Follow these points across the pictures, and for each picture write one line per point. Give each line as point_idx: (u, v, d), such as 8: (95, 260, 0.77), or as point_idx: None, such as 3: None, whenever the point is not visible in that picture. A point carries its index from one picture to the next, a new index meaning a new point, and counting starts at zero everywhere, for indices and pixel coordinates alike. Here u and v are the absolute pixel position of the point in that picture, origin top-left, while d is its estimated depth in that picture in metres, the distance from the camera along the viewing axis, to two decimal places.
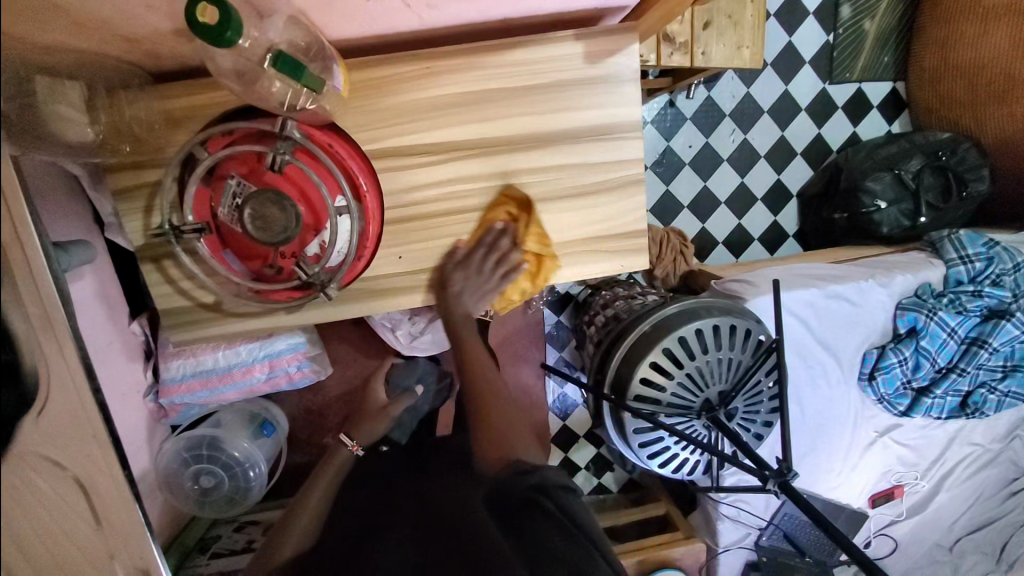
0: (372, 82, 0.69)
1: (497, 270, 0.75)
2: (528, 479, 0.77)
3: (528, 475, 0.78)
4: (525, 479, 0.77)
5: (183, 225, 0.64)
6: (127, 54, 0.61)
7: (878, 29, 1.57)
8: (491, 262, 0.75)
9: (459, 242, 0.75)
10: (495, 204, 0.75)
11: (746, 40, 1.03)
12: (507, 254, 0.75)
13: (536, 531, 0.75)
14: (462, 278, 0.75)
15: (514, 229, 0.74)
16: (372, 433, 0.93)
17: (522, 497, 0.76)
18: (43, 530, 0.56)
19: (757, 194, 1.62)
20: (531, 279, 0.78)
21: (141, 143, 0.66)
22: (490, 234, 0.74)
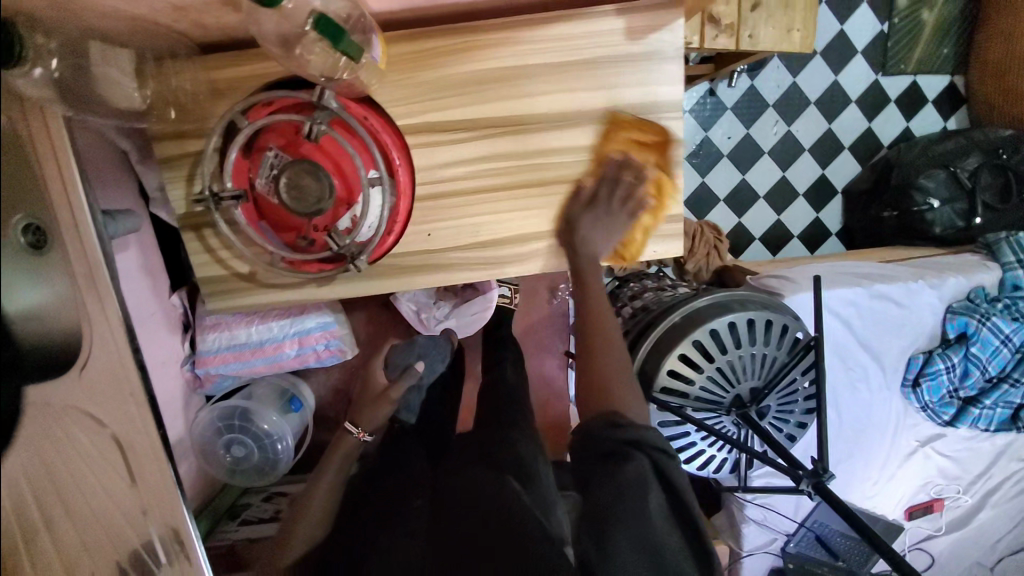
0: (410, 56, 0.68)
1: (622, 201, 0.75)
2: (620, 433, 0.66)
3: (621, 429, 0.66)
4: (615, 433, 0.66)
5: (222, 192, 0.65)
6: (176, 24, 0.63)
7: (937, 19, 1.47)
8: (617, 199, 0.74)
9: (580, 181, 0.74)
10: (611, 135, 0.73)
11: (797, 23, 0.98)
12: (633, 188, 0.75)
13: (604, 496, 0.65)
14: (591, 219, 0.74)
15: (636, 160, 0.74)
16: (374, 419, 0.91)
17: (606, 449, 0.66)
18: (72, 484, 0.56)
19: (798, 190, 1.55)
20: (655, 214, 0.77)
21: (188, 112, 0.68)
22: (609, 167, 0.74)
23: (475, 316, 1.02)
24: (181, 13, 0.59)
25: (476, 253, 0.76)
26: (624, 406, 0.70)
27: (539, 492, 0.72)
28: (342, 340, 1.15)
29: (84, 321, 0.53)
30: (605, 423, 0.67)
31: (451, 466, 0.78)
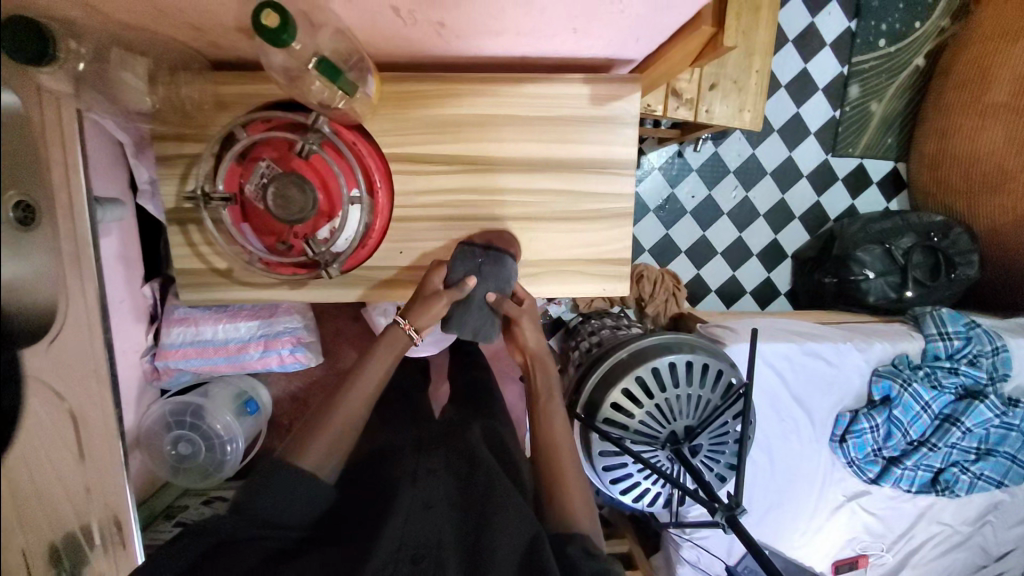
0: (401, 95, 0.77)
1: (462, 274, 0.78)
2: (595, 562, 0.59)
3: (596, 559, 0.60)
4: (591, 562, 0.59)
5: (213, 193, 0.71)
6: (193, 40, 0.69)
7: (884, 112, 1.64)
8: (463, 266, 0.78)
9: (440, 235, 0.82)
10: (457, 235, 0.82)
11: (748, 105, 1.11)
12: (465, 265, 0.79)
13: None
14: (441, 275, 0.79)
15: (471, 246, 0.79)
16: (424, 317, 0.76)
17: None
18: None
19: (752, 250, 1.68)
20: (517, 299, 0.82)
21: (189, 119, 0.75)
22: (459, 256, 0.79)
23: (439, 338, 1.14)
24: (198, 33, 0.67)
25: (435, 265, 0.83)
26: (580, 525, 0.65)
27: (513, 535, 0.59)
28: (308, 348, 1.19)
29: (66, 304, 0.64)
30: (581, 551, 0.60)
31: (452, 456, 0.73)
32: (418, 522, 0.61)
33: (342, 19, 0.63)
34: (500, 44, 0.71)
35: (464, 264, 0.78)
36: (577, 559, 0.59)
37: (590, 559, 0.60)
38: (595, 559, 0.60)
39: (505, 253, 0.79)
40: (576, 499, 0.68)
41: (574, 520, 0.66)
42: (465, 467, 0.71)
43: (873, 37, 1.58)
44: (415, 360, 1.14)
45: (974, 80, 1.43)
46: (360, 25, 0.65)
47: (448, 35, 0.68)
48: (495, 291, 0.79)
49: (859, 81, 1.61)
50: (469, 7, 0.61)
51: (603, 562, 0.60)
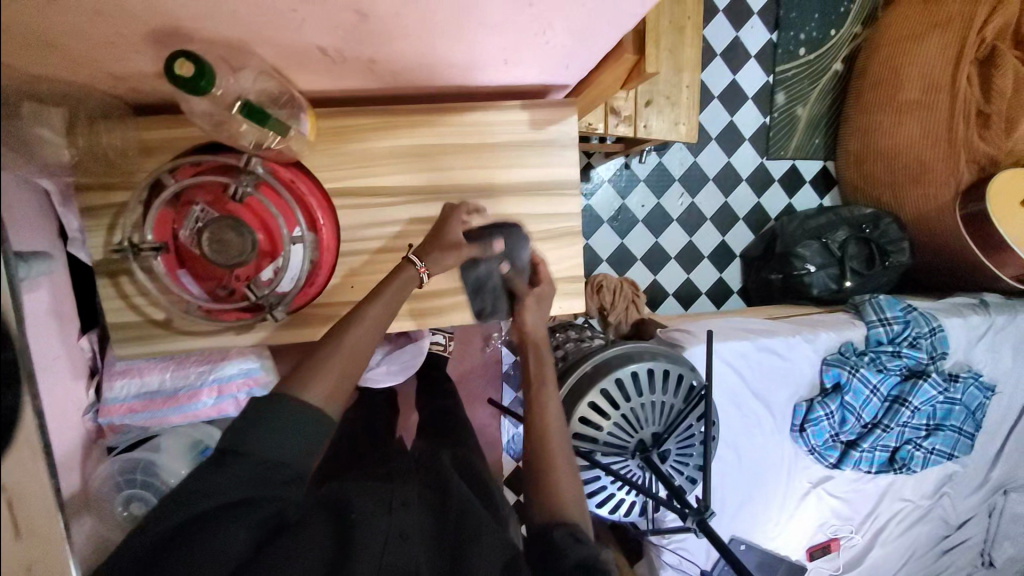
0: (338, 130, 0.76)
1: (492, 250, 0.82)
2: (582, 550, 0.61)
3: (582, 545, 0.61)
4: (578, 549, 0.60)
5: (142, 243, 0.69)
6: (112, 88, 0.67)
7: (809, 115, 1.74)
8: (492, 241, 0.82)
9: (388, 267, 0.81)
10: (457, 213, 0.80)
11: (683, 118, 1.16)
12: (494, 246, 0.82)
13: None
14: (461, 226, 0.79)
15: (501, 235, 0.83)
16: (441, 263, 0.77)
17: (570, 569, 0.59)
18: None
19: (704, 252, 1.73)
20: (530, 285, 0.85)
21: (113, 167, 0.73)
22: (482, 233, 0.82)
23: (406, 363, 1.11)
24: (117, 81, 0.65)
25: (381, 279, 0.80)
26: (571, 511, 0.66)
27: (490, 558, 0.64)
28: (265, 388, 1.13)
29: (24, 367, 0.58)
30: (568, 536, 0.62)
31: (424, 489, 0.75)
32: (395, 554, 0.61)
33: (267, 60, 0.62)
34: (434, 77, 0.72)
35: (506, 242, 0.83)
36: (563, 546, 0.61)
37: (577, 545, 0.61)
38: (582, 545, 0.62)
39: (514, 228, 0.83)
40: (567, 489, 0.68)
41: (562, 506, 0.66)
42: (449, 489, 0.75)
43: (794, 47, 1.69)
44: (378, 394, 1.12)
45: (889, 79, 1.54)
46: (287, 65, 0.64)
47: (379, 71, 0.68)
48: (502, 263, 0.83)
49: (784, 89, 1.70)
50: (397, 44, 0.61)
51: (589, 545, 0.62)
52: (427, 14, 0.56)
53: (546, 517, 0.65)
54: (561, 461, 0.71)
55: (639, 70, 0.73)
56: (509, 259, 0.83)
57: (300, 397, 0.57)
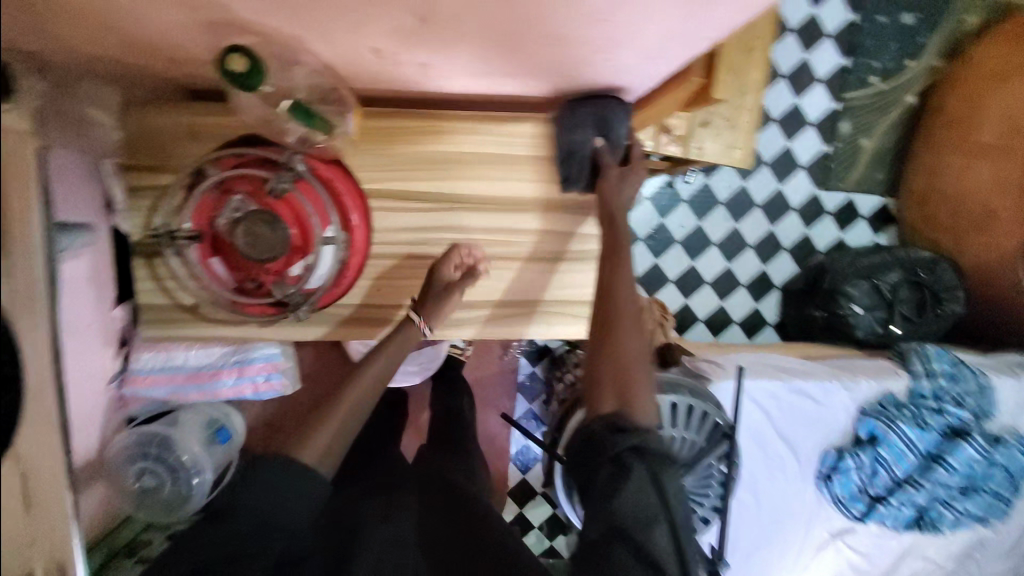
0: (383, 130, 0.74)
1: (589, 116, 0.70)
2: (626, 440, 0.59)
3: (627, 434, 0.59)
4: (622, 439, 0.59)
5: (178, 231, 0.69)
6: (165, 71, 0.67)
7: (875, 147, 1.65)
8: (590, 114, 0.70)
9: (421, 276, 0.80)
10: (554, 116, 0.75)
11: (739, 142, 1.11)
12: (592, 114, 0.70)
13: (614, 501, 0.57)
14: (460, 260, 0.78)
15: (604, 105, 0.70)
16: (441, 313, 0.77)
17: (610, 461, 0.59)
18: None
19: (741, 280, 1.66)
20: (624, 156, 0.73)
21: (160, 150, 0.72)
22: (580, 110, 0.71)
23: (424, 364, 1.12)
24: (170, 65, 0.65)
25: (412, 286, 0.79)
26: (624, 395, 0.62)
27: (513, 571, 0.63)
28: (284, 376, 1.13)
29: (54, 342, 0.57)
30: (609, 426, 0.60)
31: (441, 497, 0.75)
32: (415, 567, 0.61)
33: (321, 59, 0.60)
34: (487, 83, 0.69)
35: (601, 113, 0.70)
36: (607, 438, 0.59)
37: (623, 436, 0.59)
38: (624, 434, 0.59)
39: (610, 100, 0.70)
40: (625, 360, 0.64)
41: (617, 387, 0.62)
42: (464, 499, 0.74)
43: (865, 75, 1.61)
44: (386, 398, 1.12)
45: (967, 118, 1.45)
46: (339, 63, 0.63)
47: (432, 74, 0.66)
48: (597, 135, 0.71)
49: (850, 117, 1.63)
50: (453, 50, 0.59)
51: (634, 434, 0.59)
52: (491, 26, 0.53)
53: (614, 405, 0.61)
54: (637, 366, 0.64)
55: (704, 94, 0.73)
56: (606, 134, 0.71)
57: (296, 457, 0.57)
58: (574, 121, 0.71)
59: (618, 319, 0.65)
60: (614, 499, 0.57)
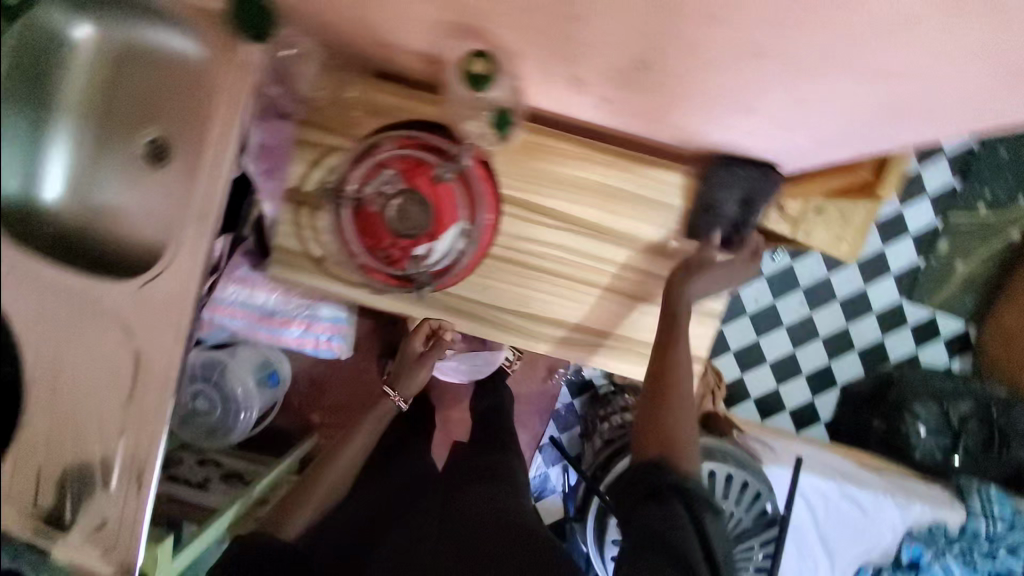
0: (534, 144, 0.77)
1: (743, 171, 0.72)
2: (663, 477, 0.68)
3: (664, 473, 0.68)
4: (658, 476, 0.68)
5: (344, 191, 0.76)
6: (369, 50, 0.73)
7: (970, 273, 1.47)
8: (744, 170, 0.72)
9: (533, 290, 0.82)
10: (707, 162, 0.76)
11: (848, 237, 1.03)
12: (746, 170, 0.72)
13: (649, 527, 0.65)
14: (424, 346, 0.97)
15: (759, 167, 0.72)
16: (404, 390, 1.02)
17: (648, 492, 0.68)
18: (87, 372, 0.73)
19: (802, 370, 1.55)
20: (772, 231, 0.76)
21: (338, 116, 0.79)
22: (733, 164, 0.72)
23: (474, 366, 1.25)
24: (378, 48, 0.71)
25: (525, 292, 0.82)
26: (671, 446, 0.71)
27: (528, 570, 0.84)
28: (343, 339, 1.19)
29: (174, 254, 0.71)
30: (650, 466, 0.69)
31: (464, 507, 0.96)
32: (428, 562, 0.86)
33: (519, 73, 0.65)
34: (649, 129, 0.73)
35: (750, 172, 0.72)
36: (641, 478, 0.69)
37: (661, 473, 0.68)
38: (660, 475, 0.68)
39: (767, 168, 0.72)
40: (670, 421, 0.73)
41: (667, 432, 0.72)
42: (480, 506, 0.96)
43: (974, 201, 1.44)
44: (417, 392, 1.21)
45: None
46: (528, 80, 0.67)
47: (603, 111, 0.70)
48: (742, 198, 0.74)
49: (951, 237, 1.46)
50: (637, 99, 0.62)
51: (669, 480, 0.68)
52: (696, 89, 0.56)
53: (659, 450, 0.71)
54: (685, 429, 0.72)
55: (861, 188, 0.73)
56: (752, 196, 0.74)
57: (279, 532, 0.90)
58: (724, 178, 0.73)
59: (674, 378, 0.74)
60: (649, 526, 0.65)
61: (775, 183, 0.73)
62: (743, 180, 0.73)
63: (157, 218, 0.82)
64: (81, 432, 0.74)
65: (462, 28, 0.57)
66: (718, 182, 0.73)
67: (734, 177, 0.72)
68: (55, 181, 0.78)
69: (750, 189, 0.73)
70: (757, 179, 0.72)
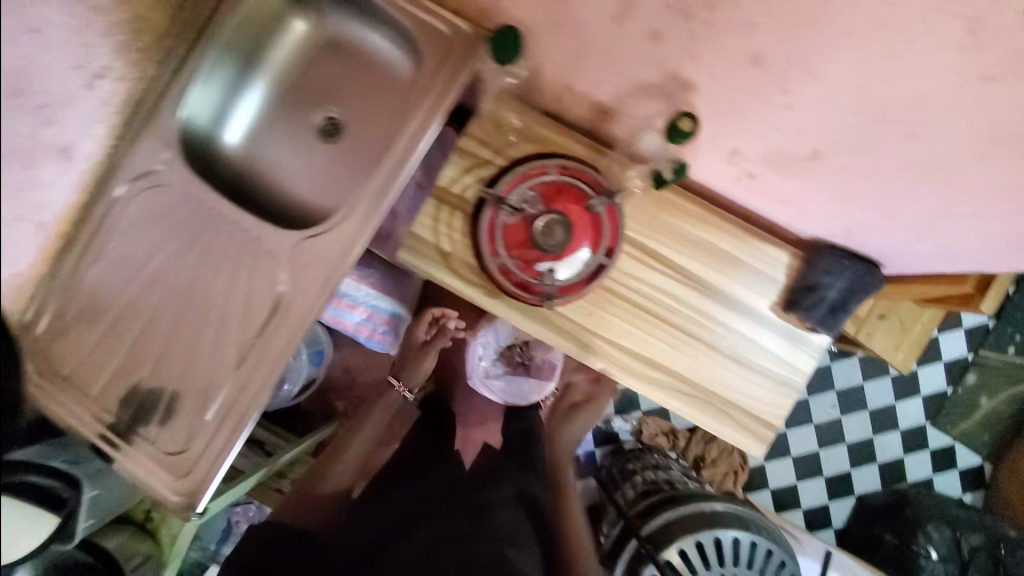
0: (667, 200, 0.85)
1: (848, 265, 0.81)
2: None
3: None
4: None
5: (503, 199, 0.83)
6: (547, 88, 0.83)
7: (992, 410, 1.50)
8: (848, 263, 0.81)
9: (634, 327, 0.88)
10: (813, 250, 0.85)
11: (905, 346, 1.11)
12: (849, 263, 0.81)
13: None
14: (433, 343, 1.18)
15: (864, 263, 0.81)
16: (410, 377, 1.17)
17: None
18: (232, 306, 0.80)
19: (823, 471, 1.54)
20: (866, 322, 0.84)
21: (497, 134, 0.87)
22: (838, 255, 0.81)
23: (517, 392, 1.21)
24: (560, 88, 0.80)
25: (626, 327, 0.88)
26: None
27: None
28: (397, 335, 1.20)
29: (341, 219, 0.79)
30: None
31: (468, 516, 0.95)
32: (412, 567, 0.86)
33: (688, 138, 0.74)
34: (775, 210, 0.81)
35: (854, 266, 0.81)
36: None
37: None
38: None
39: (870, 266, 0.81)
40: None
41: None
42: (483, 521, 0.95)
43: (1006, 343, 1.47)
44: (432, 385, 1.26)
45: None
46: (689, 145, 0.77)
47: (743, 186, 0.79)
48: (845, 284, 0.81)
49: (979, 372, 1.49)
50: (792, 183, 0.71)
51: None
52: (858, 187, 0.66)
53: None
54: None
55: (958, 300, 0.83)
56: (853, 286, 0.81)
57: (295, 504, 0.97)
58: (830, 266, 0.81)
59: None
60: None
61: (873, 281, 0.82)
62: (847, 273, 0.81)
63: (316, 185, 0.91)
64: (204, 359, 0.80)
65: (663, 93, 0.67)
66: (825, 269, 0.81)
67: (839, 268, 0.81)
68: (238, 127, 0.88)
69: (850, 282, 0.81)
70: (860, 274, 0.81)
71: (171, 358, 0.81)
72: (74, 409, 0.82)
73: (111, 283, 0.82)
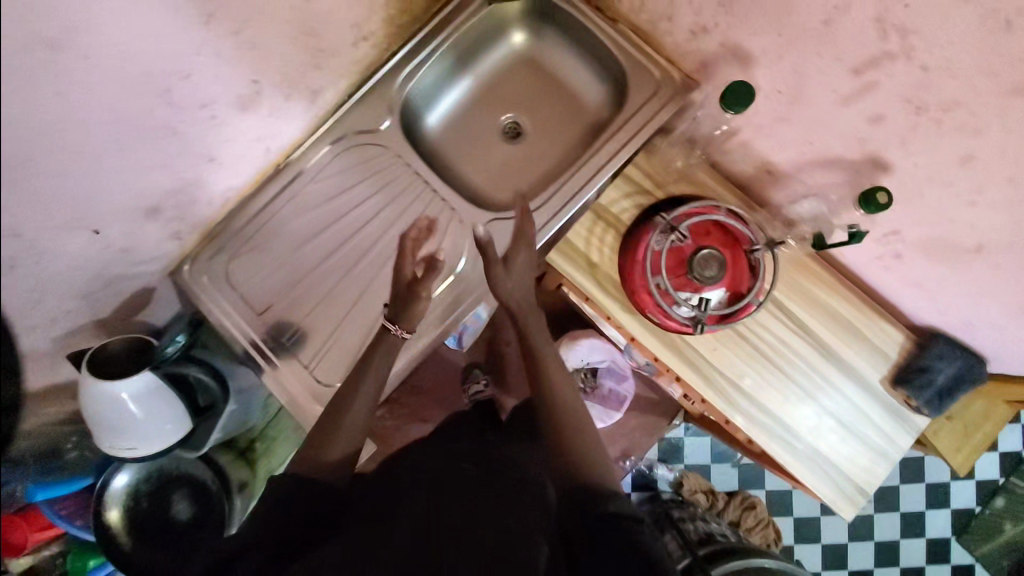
0: (807, 262, 0.93)
1: (958, 356, 0.90)
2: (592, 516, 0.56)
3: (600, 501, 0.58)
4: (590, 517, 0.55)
5: (673, 226, 0.87)
6: (726, 142, 0.93)
7: (1014, 536, 1.54)
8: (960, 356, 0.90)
9: (756, 372, 0.94)
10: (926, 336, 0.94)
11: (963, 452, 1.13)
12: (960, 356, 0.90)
13: None
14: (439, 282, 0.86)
15: (971, 358, 0.90)
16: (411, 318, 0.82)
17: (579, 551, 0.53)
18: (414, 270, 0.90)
19: (848, 562, 1.58)
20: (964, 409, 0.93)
21: (668, 169, 0.94)
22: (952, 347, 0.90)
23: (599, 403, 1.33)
24: (741, 146, 0.91)
25: (749, 370, 0.94)
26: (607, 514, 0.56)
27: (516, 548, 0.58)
28: None
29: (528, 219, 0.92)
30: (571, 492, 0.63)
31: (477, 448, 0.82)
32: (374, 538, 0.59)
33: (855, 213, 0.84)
34: (906, 293, 0.91)
35: (963, 358, 0.90)
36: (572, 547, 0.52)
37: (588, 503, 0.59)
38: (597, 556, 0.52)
39: (976, 359, 0.91)
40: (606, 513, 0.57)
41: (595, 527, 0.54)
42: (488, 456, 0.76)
43: None
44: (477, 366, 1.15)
45: None
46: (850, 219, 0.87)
47: (884, 265, 0.89)
48: (953, 372, 0.90)
49: (1007, 496, 1.54)
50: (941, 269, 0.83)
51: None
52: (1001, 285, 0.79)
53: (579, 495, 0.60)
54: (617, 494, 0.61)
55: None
56: (960, 375, 0.90)
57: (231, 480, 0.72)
58: (944, 353, 0.90)
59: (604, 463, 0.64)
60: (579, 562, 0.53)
61: (976, 373, 0.91)
62: (958, 361, 0.90)
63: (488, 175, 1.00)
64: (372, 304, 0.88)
65: (851, 169, 0.80)
66: (940, 356, 0.90)
67: (950, 356, 0.90)
68: (440, 113, 1.00)
69: (957, 371, 0.90)
70: (968, 366, 0.90)
71: (339, 296, 0.89)
72: (238, 321, 0.88)
73: (300, 217, 0.90)
